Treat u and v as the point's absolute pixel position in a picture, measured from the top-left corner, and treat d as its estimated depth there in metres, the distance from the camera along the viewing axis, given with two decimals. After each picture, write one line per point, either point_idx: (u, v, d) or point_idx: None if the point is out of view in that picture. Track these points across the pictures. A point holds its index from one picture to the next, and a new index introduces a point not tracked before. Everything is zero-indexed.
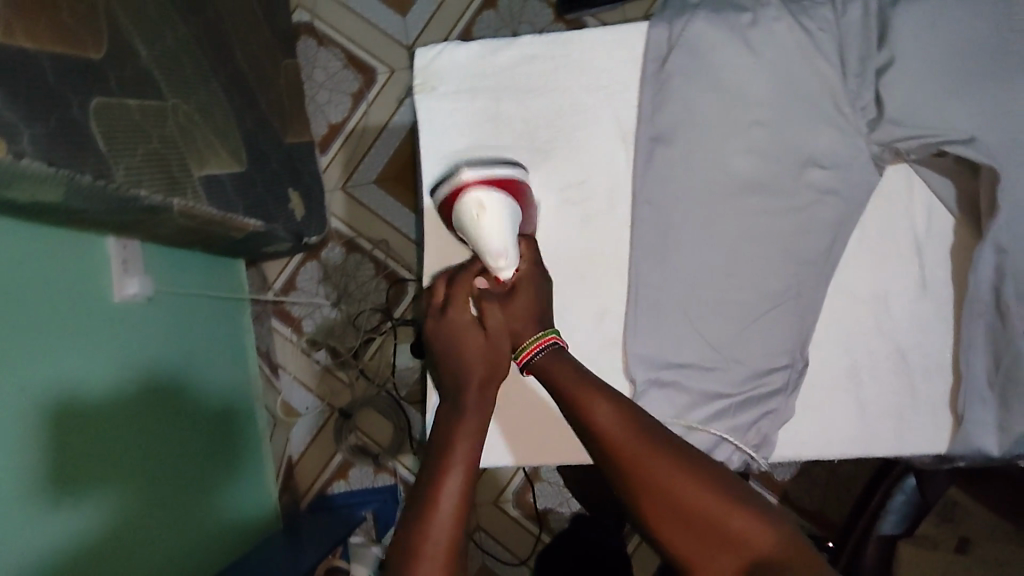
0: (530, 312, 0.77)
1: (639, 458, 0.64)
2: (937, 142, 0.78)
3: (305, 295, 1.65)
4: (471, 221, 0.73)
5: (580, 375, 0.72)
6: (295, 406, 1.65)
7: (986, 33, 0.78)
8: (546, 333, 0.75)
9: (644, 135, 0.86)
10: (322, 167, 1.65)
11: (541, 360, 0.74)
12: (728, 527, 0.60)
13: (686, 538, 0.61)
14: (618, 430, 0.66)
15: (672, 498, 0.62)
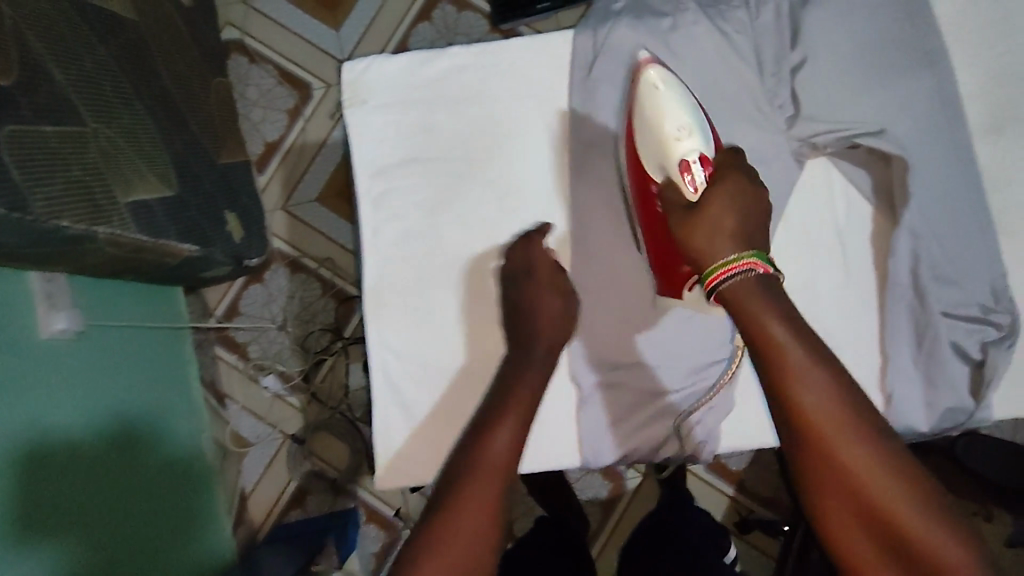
0: (723, 227, 0.67)
1: (832, 437, 0.58)
2: (853, 134, 0.82)
3: (250, 320, 1.61)
4: (668, 113, 0.76)
5: (796, 322, 0.62)
6: (245, 436, 1.60)
7: (884, 33, 0.83)
8: (748, 256, 0.65)
9: (575, 141, 0.88)
10: (261, 187, 1.61)
11: (734, 291, 0.65)
12: (904, 529, 0.55)
13: (860, 531, 0.57)
14: (827, 395, 0.58)
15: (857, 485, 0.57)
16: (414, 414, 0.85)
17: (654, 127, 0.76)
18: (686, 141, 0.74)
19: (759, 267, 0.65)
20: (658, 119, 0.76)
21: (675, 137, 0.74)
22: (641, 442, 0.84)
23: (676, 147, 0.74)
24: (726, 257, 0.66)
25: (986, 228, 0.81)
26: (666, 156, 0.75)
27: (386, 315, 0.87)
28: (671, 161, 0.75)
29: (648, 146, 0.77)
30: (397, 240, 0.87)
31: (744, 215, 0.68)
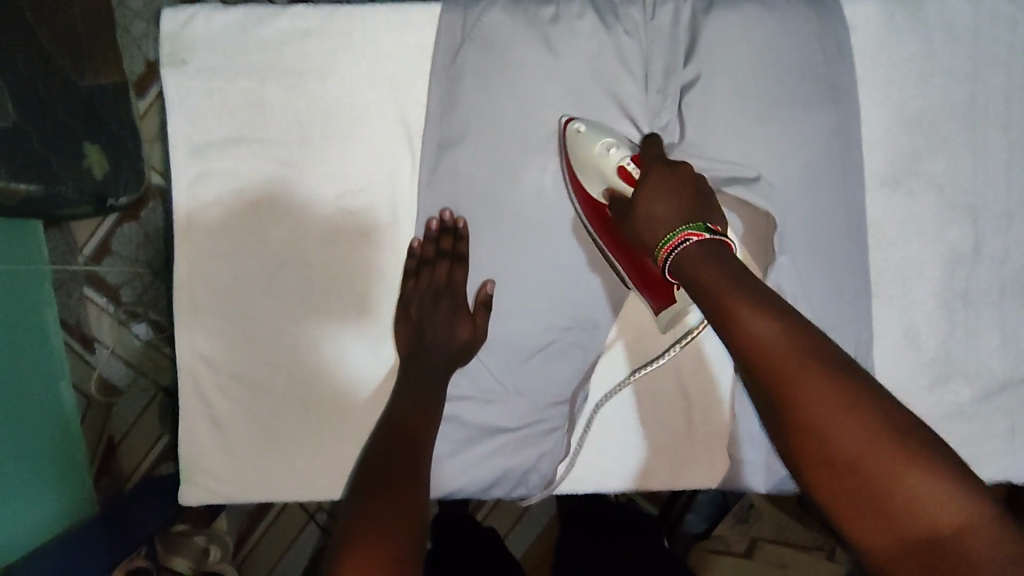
0: (669, 206, 0.67)
1: (798, 385, 0.54)
2: (725, 179, 0.73)
3: (120, 262, 1.34)
4: (590, 142, 0.72)
5: (755, 288, 0.59)
6: (115, 384, 1.35)
7: (783, 61, 0.74)
8: (683, 229, 0.64)
9: (431, 139, 0.75)
10: (138, 114, 1.24)
11: (682, 260, 0.63)
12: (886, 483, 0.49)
13: (840, 489, 0.51)
14: (785, 350, 0.55)
15: (833, 448, 0.51)
16: (226, 425, 0.76)
17: (584, 154, 0.72)
18: (620, 153, 0.72)
19: (692, 237, 0.63)
20: (587, 146, 0.72)
21: (607, 155, 0.71)
22: (471, 479, 0.78)
23: (612, 165, 0.71)
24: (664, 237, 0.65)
25: (860, 291, 0.76)
26: (608, 175, 0.72)
27: (204, 317, 0.76)
28: (611, 176, 0.72)
29: (585, 176, 0.73)
30: (214, 230, 0.76)
31: (680, 196, 0.67)
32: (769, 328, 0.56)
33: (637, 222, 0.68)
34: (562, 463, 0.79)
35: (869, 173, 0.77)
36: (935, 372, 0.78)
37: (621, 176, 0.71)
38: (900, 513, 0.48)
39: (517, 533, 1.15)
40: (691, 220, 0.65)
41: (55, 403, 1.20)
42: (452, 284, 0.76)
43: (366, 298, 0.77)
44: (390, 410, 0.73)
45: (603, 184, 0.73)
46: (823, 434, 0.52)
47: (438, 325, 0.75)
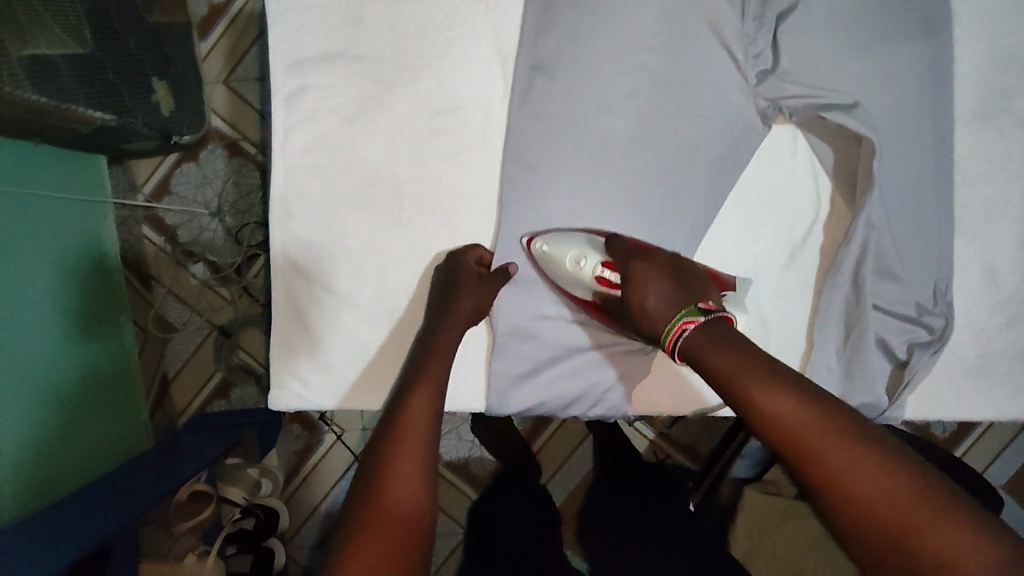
0: (667, 296, 0.70)
1: (819, 450, 0.56)
2: (822, 105, 0.73)
3: (180, 201, 1.38)
4: (559, 261, 0.76)
5: (730, 338, 0.66)
6: (170, 321, 1.40)
7: None
8: (678, 318, 0.67)
9: (525, 61, 0.77)
10: (199, 56, 1.34)
11: (689, 348, 0.66)
12: (925, 540, 0.50)
13: (883, 551, 0.52)
14: (796, 418, 0.58)
15: (864, 504, 0.53)
16: (315, 335, 0.79)
17: (559, 273, 0.77)
18: (591, 264, 0.75)
19: (689, 324, 0.67)
20: (559, 263, 0.76)
21: (580, 268, 0.76)
22: (551, 396, 0.81)
23: (588, 276, 0.76)
24: (667, 325, 0.68)
25: (944, 226, 0.76)
26: (589, 284, 0.76)
27: (297, 233, 0.78)
28: (592, 285, 0.76)
29: (571, 287, 0.78)
30: (309, 146, 0.77)
31: (666, 277, 0.71)
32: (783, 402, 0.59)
33: (638, 314, 0.71)
34: (638, 385, 0.82)
35: (960, 110, 0.77)
36: (1012, 311, 0.79)
37: (602, 283, 0.76)
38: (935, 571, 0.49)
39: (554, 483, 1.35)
40: (685, 306, 0.69)
41: (108, 333, 1.27)
42: (454, 262, 0.77)
43: (451, 221, 0.79)
44: (428, 338, 0.75)
45: (587, 289, 0.77)
46: (853, 492, 0.54)
47: (462, 281, 0.75)
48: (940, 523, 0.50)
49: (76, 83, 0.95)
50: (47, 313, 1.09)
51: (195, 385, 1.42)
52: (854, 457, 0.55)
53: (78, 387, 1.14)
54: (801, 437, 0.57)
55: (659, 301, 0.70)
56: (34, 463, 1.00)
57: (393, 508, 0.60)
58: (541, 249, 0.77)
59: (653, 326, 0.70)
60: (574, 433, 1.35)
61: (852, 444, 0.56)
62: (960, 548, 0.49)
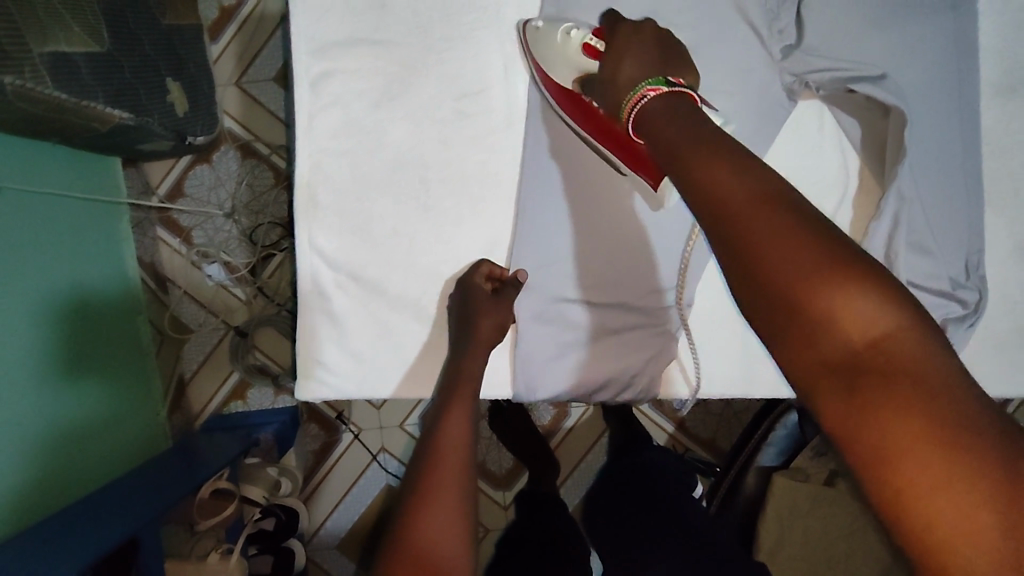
0: (649, 57, 0.66)
1: (742, 212, 0.48)
2: (848, 78, 0.73)
3: (194, 202, 1.38)
4: (549, 34, 0.75)
5: (688, 113, 0.58)
6: (186, 323, 1.40)
7: None
8: (643, 85, 0.63)
9: (547, 42, 0.77)
10: (211, 58, 1.34)
11: (643, 118, 0.61)
12: (826, 305, 0.43)
13: (768, 307, 0.46)
14: (727, 185, 0.49)
15: (765, 265, 0.46)
16: (343, 324, 0.79)
17: (547, 47, 0.75)
18: (580, 33, 0.73)
19: (651, 92, 0.62)
20: (550, 37, 0.74)
21: (567, 40, 0.73)
22: (578, 381, 0.80)
23: (574, 47, 0.73)
24: (631, 88, 0.65)
25: (973, 198, 0.76)
26: (573, 60, 0.74)
27: (325, 221, 0.77)
28: (576, 58, 0.73)
29: (557, 71, 0.75)
30: (337, 131, 0.77)
31: (647, 48, 0.67)
32: (718, 171, 0.50)
33: (608, 85, 0.68)
34: (667, 367, 0.82)
35: (985, 83, 0.77)
36: None
37: (588, 55, 0.73)
38: (822, 328, 0.43)
39: (572, 480, 1.37)
40: (655, 75, 0.64)
41: (128, 332, 1.26)
42: (473, 288, 0.76)
43: (479, 206, 0.79)
44: (459, 360, 0.75)
45: (573, 71, 0.74)
46: (759, 252, 0.46)
47: (478, 304, 0.75)
48: (843, 290, 0.43)
49: (96, 81, 0.94)
50: (69, 314, 1.08)
51: (212, 388, 1.41)
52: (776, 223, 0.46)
53: (96, 388, 1.13)
54: (729, 200, 0.49)
55: (634, 63, 0.66)
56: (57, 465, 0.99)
57: (440, 547, 0.58)
58: (535, 25, 0.76)
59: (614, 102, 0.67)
60: (593, 424, 1.37)
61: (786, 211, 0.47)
62: (850, 311, 0.42)
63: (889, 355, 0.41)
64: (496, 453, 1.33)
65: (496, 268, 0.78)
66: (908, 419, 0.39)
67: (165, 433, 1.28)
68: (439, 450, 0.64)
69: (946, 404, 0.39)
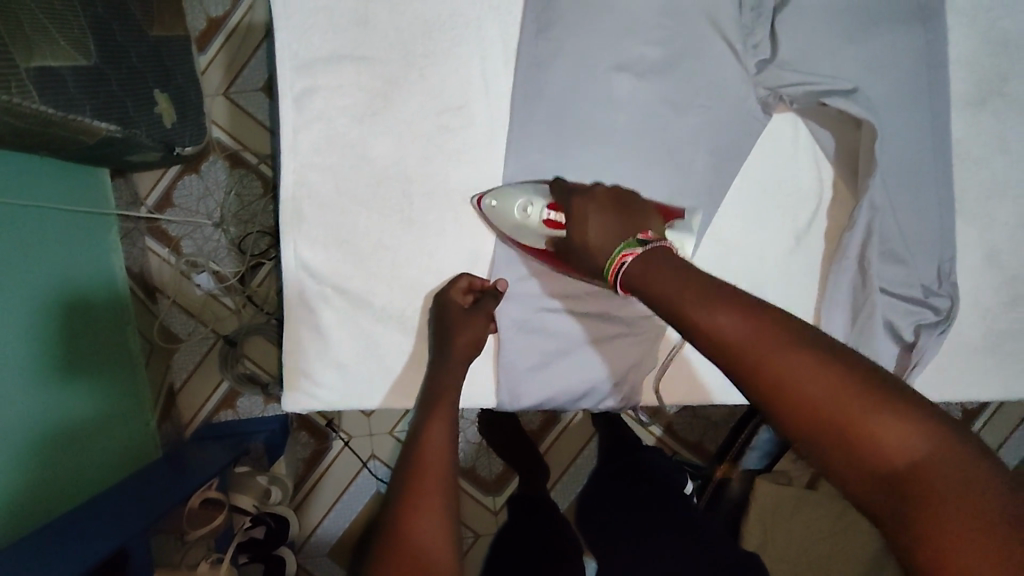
0: (609, 223, 0.71)
1: (767, 355, 0.51)
2: (821, 92, 0.75)
3: (183, 212, 1.38)
4: (505, 210, 0.77)
5: (671, 262, 0.63)
6: (176, 332, 1.40)
7: None
8: (619, 250, 0.67)
9: (526, 57, 0.78)
10: (199, 69, 1.34)
11: (630, 275, 0.65)
12: (865, 431, 0.46)
13: (819, 443, 0.48)
14: (741, 329, 0.53)
15: (804, 401, 0.49)
16: (327, 336, 0.80)
17: (508, 222, 0.78)
18: (536, 209, 0.77)
19: (628, 257, 0.66)
20: (506, 215, 0.77)
21: (525, 215, 0.77)
22: (561, 390, 0.82)
23: (535, 223, 0.77)
24: (611, 255, 0.68)
25: (946, 208, 0.77)
26: (537, 231, 0.77)
27: (311, 235, 0.79)
28: (540, 230, 0.77)
29: (523, 239, 0.78)
30: (321, 146, 0.78)
31: (607, 209, 0.72)
32: (731, 317, 0.54)
33: (587, 256, 0.72)
34: (648, 375, 0.84)
35: (956, 94, 0.79)
36: (1015, 290, 0.81)
37: (550, 226, 0.77)
38: (874, 460, 0.46)
39: (563, 484, 1.37)
40: (624, 240, 0.68)
41: (116, 343, 1.26)
42: (455, 300, 0.78)
43: (463, 218, 0.80)
44: (437, 373, 0.76)
45: (540, 237, 0.78)
46: (791, 392, 0.50)
47: (456, 318, 0.77)
48: (880, 418, 0.46)
49: (82, 94, 0.94)
50: (57, 326, 1.08)
51: (202, 397, 1.42)
52: (793, 356, 0.51)
53: (86, 399, 1.13)
54: (746, 347, 0.53)
55: (601, 235, 0.70)
56: (49, 475, 0.99)
57: (433, 565, 0.56)
58: (484, 215, 0.79)
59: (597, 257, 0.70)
60: (581, 429, 1.38)
61: (806, 351, 0.51)
62: (897, 438, 0.45)
63: (934, 474, 0.44)
64: (485, 458, 1.34)
65: (475, 280, 0.80)
66: (978, 534, 0.40)
67: (155, 443, 1.28)
68: (420, 449, 0.66)
69: (1013, 512, 0.41)
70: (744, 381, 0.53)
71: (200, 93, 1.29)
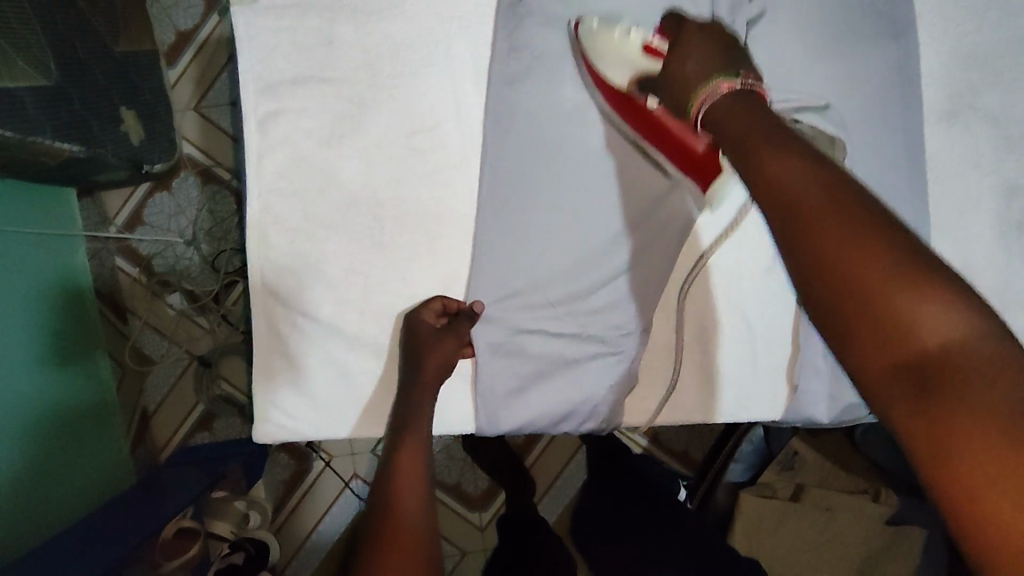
0: (710, 59, 0.65)
1: (816, 217, 0.48)
2: (795, 108, 0.75)
3: (154, 231, 1.33)
4: (606, 32, 0.73)
5: (749, 107, 0.59)
6: (149, 354, 1.35)
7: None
8: (714, 81, 0.62)
9: (498, 76, 0.77)
10: (170, 83, 1.30)
11: (710, 111, 0.61)
12: (904, 317, 0.44)
13: (842, 314, 0.46)
14: (805, 181, 0.50)
15: (846, 266, 0.46)
16: (299, 364, 0.78)
17: (604, 48, 0.74)
18: (639, 33, 0.72)
19: (724, 86, 0.61)
20: (605, 36, 0.73)
21: (626, 38, 0.73)
22: (541, 414, 0.80)
23: (634, 47, 0.72)
24: (694, 91, 0.64)
25: (922, 224, 0.77)
26: (633, 60, 0.73)
27: (280, 261, 0.76)
28: (636, 58, 0.72)
29: (610, 69, 0.74)
30: (287, 170, 0.76)
31: (712, 50, 0.65)
32: (793, 169, 0.51)
33: (672, 91, 0.67)
34: (627, 396, 0.82)
35: (929, 108, 0.79)
36: (993, 302, 0.81)
37: (649, 55, 0.72)
38: (900, 339, 0.44)
39: (550, 497, 1.35)
40: (724, 70, 0.63)
41: (85, 368, 1.22)
42: (427, 321, 0.76)
43: (438, 240, 0.78)
44: (406, 398, 0.74)
45: (630, 71, 0.73)
46: (833, 255, 0.47)
47: (427, 341, 0.74)
48: (923, 304, 0.44)
49: (42, 115, 0.91)
50: (19, 353, 1.04)
51: (176, 421, 1.37)
52: (854, 223, 0.47)
53: (56, 427, 1.09)
54: (802, 200, 0.49)
55: (688, 75, 0.65)
56: (18, 507, 0.95)
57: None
58: (584, 30, 0.75)
59: (682, 96, 0.66)
60: (567, 442, 1.36)
61: (867, 227, 0.47)
62: (935, 324, 0.43)
63: (967, 367, 0.41)
64: (471, 475, 1.31)
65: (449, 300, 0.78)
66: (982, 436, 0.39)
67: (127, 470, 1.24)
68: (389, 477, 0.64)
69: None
70: (780, 228, 0.50)
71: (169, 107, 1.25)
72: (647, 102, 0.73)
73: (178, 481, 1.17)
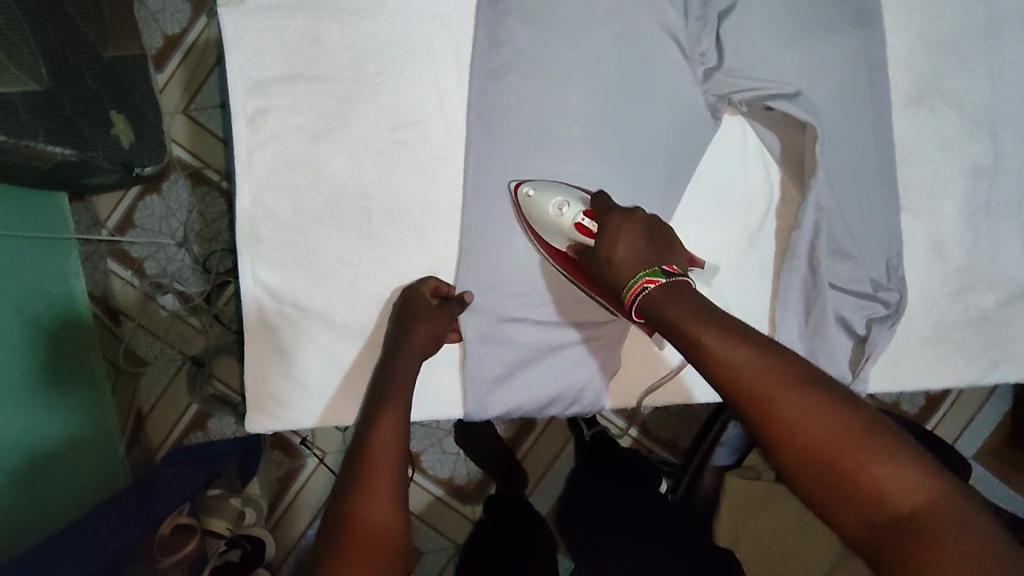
0: (642, 241, 0.70)
1: (774, 391, 0.54)
2: (767, 95, 0.77)
3: (146, 233, 1.35)
4: (542, 204, 0.76)
5: (688, 296, 0.63)
6: (142, 356, 1.36)
7: None
8: (641, 276, 0.66)
9: (479, 71, 0.79)
10: (158, 87, 1.32)
11: (646, 302, 0.64)
12: (869, 478, 0.49)
13: (817, 483, 0.51)
14: (752, 364, 0.56)
15: (810, 439, 0.51)
16: (290, 354, 0.79)
17: (541, 217, 0.76)
18: (573, 209, 0.75)
19: (651, 283, 0.65)
20: (542, 209, 0.76)
21: (561, 214, 0.75)
22: (529, 398, 0.82)
23: (567, 223, 0.75)
24: (631, 276, 0.67)
25: (891, 205, 0.80)
26: (566, 231, 0.75)
27: (271, 254, 0.78)
28: (570, 232, 0.75)
29: (548, 235, 0.77)
30: (276, 166, 0.78)
31: (641, 235, 0.70)
32: (743, 354, 0.57)
33: (606, 267, 0.70)
34: (611, 380, 0.85)
35: (897, 94, 0.82)
36: (960, 280, 0.84)
37: (580, 231, 0.74)
38: (872, 503, 0.48)
39: (541, 488, 1.37)
40: (647, 266, 0.67)
41: (81, 372, 1.23)
42: (420, 301, 0.77)
43: (424, 231, 0.81)
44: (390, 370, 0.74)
45: (565, 239, 0.76)
46: (795, 425, 0.52)
47: (419, 315, 0.76)
48: (885, 461, 0.49)
49: (33, 119, 0.92)
50: (13, 357, 1.05)
51: (171, 421, 1.38)
52: (803, 399, 0.53)
53: (50, 430, 1.09)
54: (756, 382, 0.55)
55: (628, 252, 0.68)
56: (15, 510, 0.96)
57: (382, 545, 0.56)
58: (524, 194, 0.77)
59: (618, 277, 0.69)
60: (558, 434, 1.38)
61: (821, 400, 0.53)
62: (901, 479, 0.48)
63: (939, 522, 0.46)
64: (463, 467, 1.33)
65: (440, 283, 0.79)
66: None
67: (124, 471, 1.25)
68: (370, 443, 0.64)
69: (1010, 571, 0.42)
70: (744, 415, 0.55)
71: (158, 110, 1.26)
72: (583, 265, 0.75)
73: (173, 481, 1.18)
